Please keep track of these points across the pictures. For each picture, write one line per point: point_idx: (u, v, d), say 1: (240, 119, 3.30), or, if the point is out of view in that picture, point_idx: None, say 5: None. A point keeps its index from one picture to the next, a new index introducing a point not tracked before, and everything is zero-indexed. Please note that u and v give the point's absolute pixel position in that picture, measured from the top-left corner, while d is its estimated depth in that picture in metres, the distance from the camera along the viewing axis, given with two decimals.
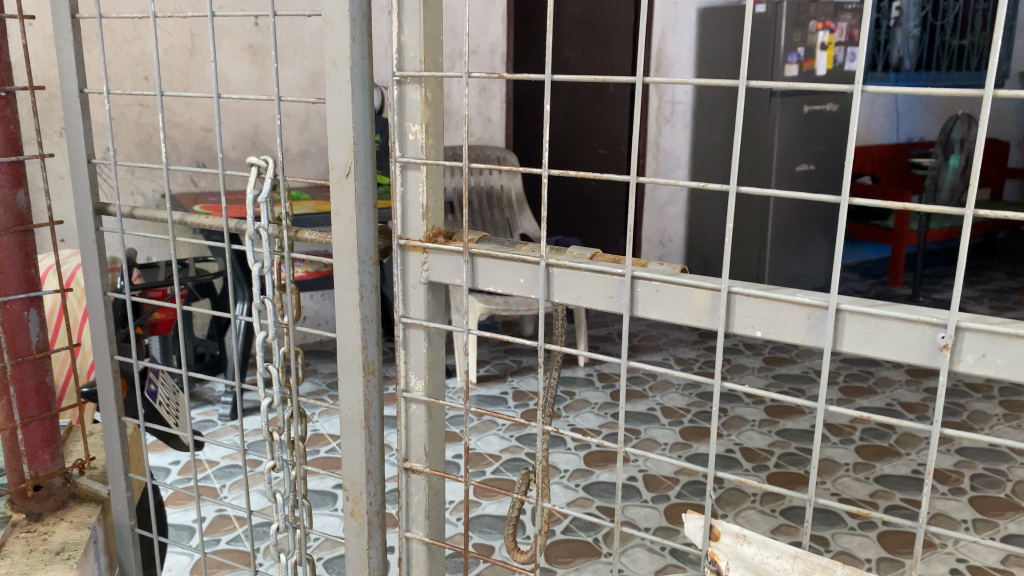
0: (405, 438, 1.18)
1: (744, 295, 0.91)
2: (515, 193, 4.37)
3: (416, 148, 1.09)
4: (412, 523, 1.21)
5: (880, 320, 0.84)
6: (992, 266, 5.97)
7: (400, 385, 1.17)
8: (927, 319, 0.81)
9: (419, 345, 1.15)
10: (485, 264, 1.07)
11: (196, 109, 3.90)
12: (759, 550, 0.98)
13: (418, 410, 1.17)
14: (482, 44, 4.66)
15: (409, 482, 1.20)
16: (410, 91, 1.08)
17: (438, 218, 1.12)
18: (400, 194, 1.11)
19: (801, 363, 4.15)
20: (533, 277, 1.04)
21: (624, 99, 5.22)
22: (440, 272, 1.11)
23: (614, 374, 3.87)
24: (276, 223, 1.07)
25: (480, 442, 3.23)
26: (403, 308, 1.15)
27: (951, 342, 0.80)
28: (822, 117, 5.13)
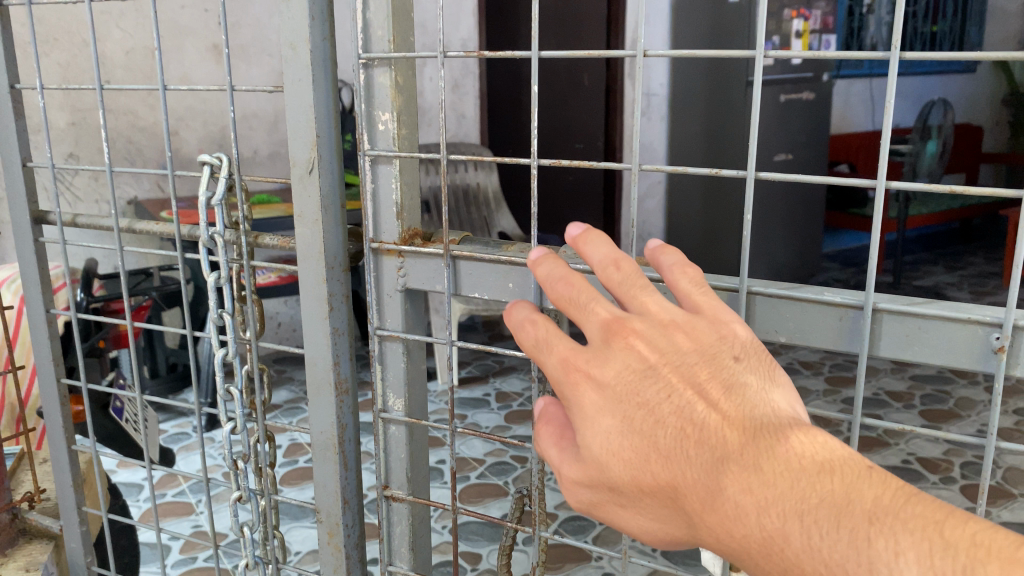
0: (384, 463, 1.10)
1: (765, 295, 0.84)
2: (491, 190, 4.29)
3: (387, 139, 1.00)
4: (396, 557, 1.13)
5: (922, 321, 0.77)
6: (970, 251, 5.98)
7: (378, 404, 1.09)
8: (981, 319, 0.74)
9: (396, 359, 1.07)
10: (470, 269, 0.99)
11: (160, 111, 3.78)
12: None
13: (398, 433, 1.09)
14: (454, 40, 4.57)
15: (391, 511, 1.12)
16: (380, 76, 0.99)
17: (413, 218, 1.04)
18: (370, 191, 1.03)
19: (785, 354, 4.11)
20: (523, 281, 0.96)
21: (600, 94, 5.13)
22: (417, 278, 1.02)
23: None
24: (233, 228, 0.98)
25: (464, 446, 3.15)
26: (378, 319, 1.06)
27: (1007, 344, 0.73)
28: (800, 106, 5.08)
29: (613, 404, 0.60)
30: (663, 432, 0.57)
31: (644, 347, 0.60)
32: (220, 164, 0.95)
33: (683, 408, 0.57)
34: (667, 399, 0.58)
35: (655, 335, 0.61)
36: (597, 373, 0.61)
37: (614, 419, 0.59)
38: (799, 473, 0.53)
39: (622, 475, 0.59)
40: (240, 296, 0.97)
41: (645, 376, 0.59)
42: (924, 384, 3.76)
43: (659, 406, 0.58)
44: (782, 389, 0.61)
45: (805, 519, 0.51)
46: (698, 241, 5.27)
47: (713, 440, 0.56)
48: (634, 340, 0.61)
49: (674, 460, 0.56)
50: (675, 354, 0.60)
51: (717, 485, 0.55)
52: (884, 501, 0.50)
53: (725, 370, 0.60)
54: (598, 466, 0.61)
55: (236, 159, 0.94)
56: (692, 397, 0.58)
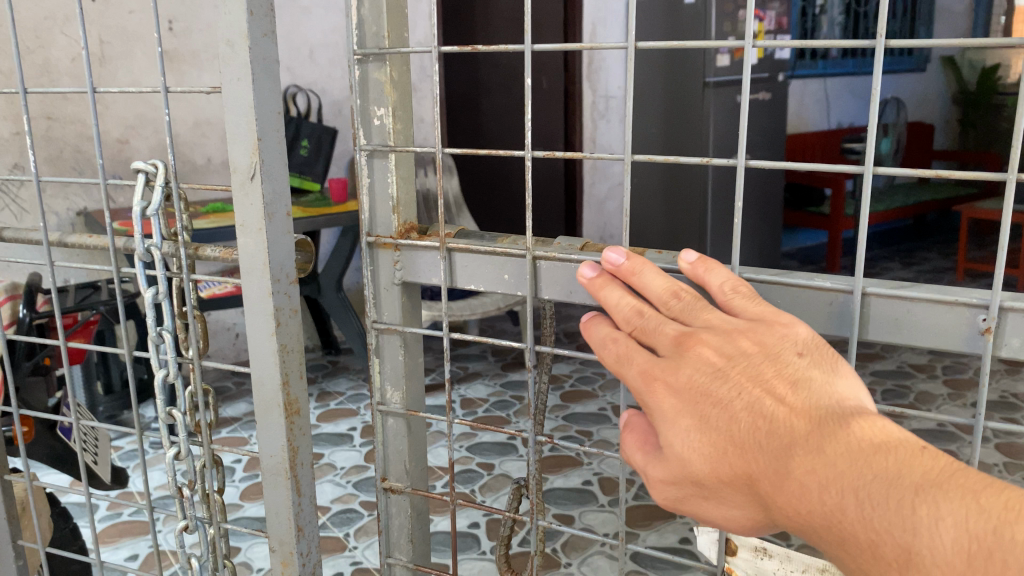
0: (383, 457, 1.18)
1: (755, 281, 0.88)
2: (452, 195, 4.25)
3: (383, 134, 1.07)
4: (394, 549, 1.21)
5: (911, 304, 0.82)
6: (925, 247, 6.08)
7: (376, 398, 1.17)
8: (970, 301, 0.79)
9: (393, 350, 1.14)
10: (463, 260, 1.06)
11: (111, 119, 3.68)
12: (781, 564, 0.97)
13: (395, 425, 1.17)
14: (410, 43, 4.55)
15: (389, 503, 1.19)
16: (374, 72, 1.06)
17: (409, 214, 1.11)
18: (366, 185, 1.08)
19: None
20: (517, 272, 1.03)
21: (558, 96, 5.10)
22: (414, 270, 1.10)
23: (564, 377, 4.03)
24: (172, 240, 0.93)
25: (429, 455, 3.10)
26: (375, 313, 1.13)
27: (994, 326, 0.78)
28: (756, 107, 5.11)
29: (689, 405, 0.65)
30: (738, 426, 0.62)
31: (713, 354, 0.67)
32: (156, 172, 0.91)
33: (752, 404, 0.62)
34: (737, 397, 0.63)
35: (724, 345, 0.67)
36: (672, 380, 0.67)
37: (692, 419, 0.65)
38: (859, 449, 0.56)
39: (703, 469, 0.64)
40: (181, 313, 0.93)
41: (717, 379, 0.65)
42: (884, 378, 3.81)
43: (731, 404, 0.63)
44: (850, 382, 0.64)
45: (860, 492, 0.55)
46: (658, 238, 5.31)
47: (780, 430, 0.60)
48: (703, 349, 0.67)
49: (747, 450, 0.61)
50: (742, 358, 0.66)
51: (786, 469, 0.59)
52: (933, 475, 0.53)
53: (790, 369, 0.64)
54: (680, 463, 0.65)
55: (173, 168, 0.89)
56: (761, 395, 0.62)
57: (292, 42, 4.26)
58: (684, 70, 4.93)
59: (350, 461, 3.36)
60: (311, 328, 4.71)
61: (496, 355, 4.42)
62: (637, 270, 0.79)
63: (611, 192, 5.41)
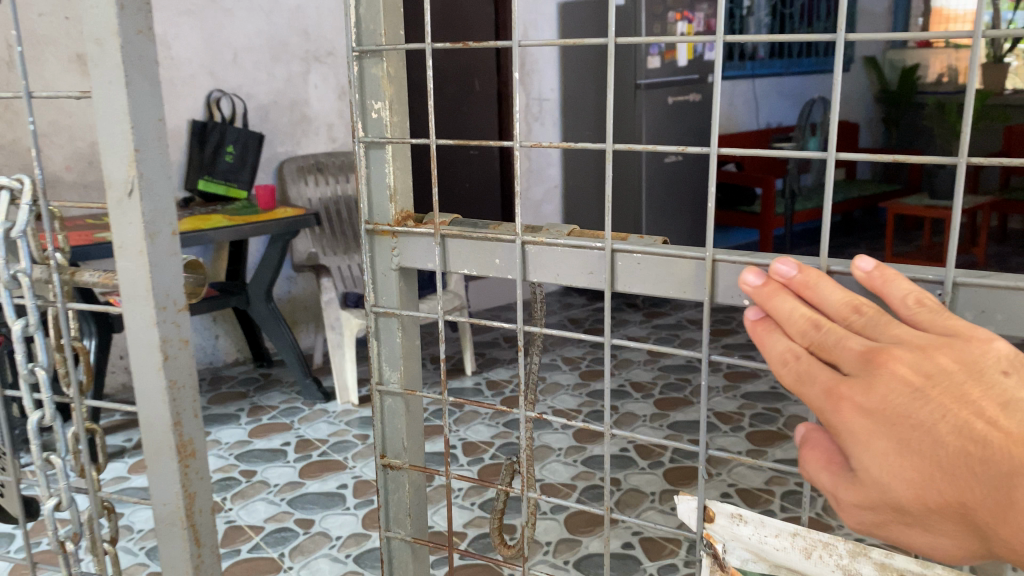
0: (383, 433, 1.27)
1: (725, 261, 0.95)
2: None
3: (379, 126, 1.16)
4: (394, 524, 1.29)
5: (871, 282, 0.85)
6: (853, 243, 6.25)
7: (375, 378, 1.25)
8: (926, 277, 0.83)
9: (391, 334, 1.22)
10: (456, 244, 1.14)
11: (20, 127, 3.49)
12: (755, 530, 0.99)
13: (394, 403, 1.25)
14: (338, 45, 4.60)
15: (388, 477, 1.28)
16: (370, 67, 1.15)
17: (405, 202, 1.20)
18: (365, 175, 1.18)
19: (684, 352, 4.32)
20: (507, 256, 1.11)
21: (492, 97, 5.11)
22: (408, 255, 1.19)
23: (503, 381, 4.06)
24: (44, 262, 1.05)
25: (368, 468, 3.29)
26: (374, 297, 1.22)
27: (948, 301, 0.82)
28: (687, 107, 5.14)
29: (885, 429, 0.66)
30: (944, 452, 0.63)
31: (907, 370, 0.66)
32: (20, 190, 0.98)
33: (961, 427, 0.63)
34: (941, 419, 0.64)
35: (918, 362, 0.66)
36: (862, 401, 0.68)
37: (890, 442, 0.66)
38: None
39: (905, 494, 0.66)
40: (57, 344, 1.05)
41: (915, 400, 0.65)
42: None
43: (934, 428, 0.64)
44: None
45: None
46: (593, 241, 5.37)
47: (997, 462, 0.61)
48: (895, 365, 0.67)
49: (960, 478, 0.63)
50: (942, 376, 0.65)
51: (1007, 502, 0.61)
52: None
53: (998, 388, 0.64)
54: (877, 485, 0.68)
55: (37, 185, 0.97)
56: (968, 417, 0.63)
57: (213, 46, 4.11)
58: (616, 71, 4.96)
59: (284, 478, 3.25)
60: (240, 341, 4.56)
61: (435, 363, 4.40)
62: (810, 284, 0.78)
63: (547, 195, 5.41)
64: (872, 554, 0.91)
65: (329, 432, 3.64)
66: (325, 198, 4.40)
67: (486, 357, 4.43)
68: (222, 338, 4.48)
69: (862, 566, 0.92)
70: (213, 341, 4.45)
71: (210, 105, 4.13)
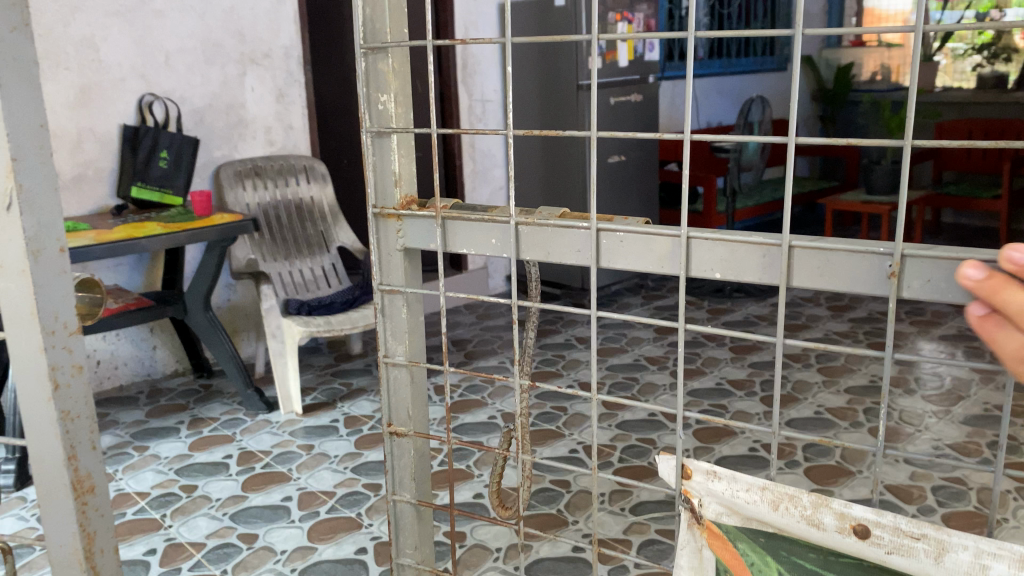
0: (387, 403, 1.44)
1: (701, 239, 1.09)
2: (325, 204, 4.53)
3: (385, 115, 1.33)
4: (400, 487, 1.48)
5: (830, 254, 1.00)
6: None
7: (382, 352, 1.43)
8: (875, 250, 0.97)
9: (398, 309, 1.41)
10: (456, 226, 1.31)
11: None
12: (728, 485, 1.09)
13: (399, 374, 1.43)
14: (274, 47, 4.46)
15: (395, 445, 1.46)
16: (377, 61, 1.31)
17: (409, 187, 1.37)
18: (373, 162, 1.35)
19: (632, 351, 4.35)
20: (502, 237, 1.27)
21: (435, 100, 5.09)
22: (412, 236, 1.36)
23: (451, 386, 4.04)
24: None
25: (312, 480, 3.20)
26: (380, 275, 1.40)
27: (898, 271, 0.95)
28: (629, 108, 5.16)
29: None
30: None
31: None
32: None
33: None
34: None
35: None
36: None
37: None
38: None
39: None
40: None
41: None
42: (762, 371, 4.03)
43: None
44: None
45: None
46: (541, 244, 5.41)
47: None
48: None
49: None
50: None
51: None
52: None
53: None
54: None
55: None
56: None
57: (144, 48, 3.98)
58: (560, 72, 4.97)
59: (226, 492, 3.15)
60: (179, 351, 4.42)
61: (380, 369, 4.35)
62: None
63: (492, 197, 5.41)
64: (833, 505, 1.02)
65: (271, 444, 3.55)
66: (263, 202, 4.31)
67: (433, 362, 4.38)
68: (160, 348, 4.34)
69: (825, 516, 1.02)
70: (150, 351, 4.31)
71: (142, 110, 4.00)
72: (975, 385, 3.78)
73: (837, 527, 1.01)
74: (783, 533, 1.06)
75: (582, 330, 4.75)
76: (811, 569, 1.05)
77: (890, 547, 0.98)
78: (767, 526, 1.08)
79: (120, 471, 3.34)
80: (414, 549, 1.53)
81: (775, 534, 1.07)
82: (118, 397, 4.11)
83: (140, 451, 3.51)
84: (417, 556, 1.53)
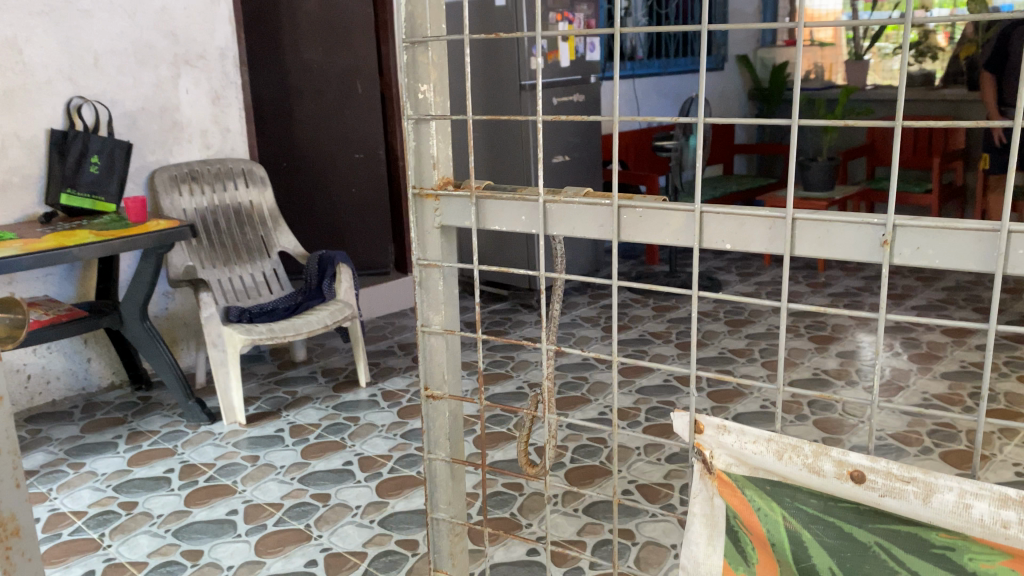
0: (427, 369, 1.49)
1: (713, 213, 1.12)
2: (266, 207, 4.46)
3: (426, 104, 1.37)
4: (435, 447, 1.53)
5: (829, 225, 1.04)
6: None
7: (421, 322, 1.46)
8: (870, 221, 1.01)
9: (435, 282, 1.45)
10: (490, 205, 1.34)
11: None
12: (737, 438, 1.15)
13: (436, 342, 1.47)
14: (209, 48, 4.34)
15: (431, 408, 1.50)
16: (418, 53, 1.35)
17: (446, 169, 1.42)
18: (414, 146, 1.39)
19: (581, 350, 4.34)
20: (531, 213, 1.31)
21: (376, 101, 5.10)
22: (450, 215, 1.41)
23: (399, 392, 3.98)
24: None
25: (258, 492, 3.12)
26: (421, 251, 1.44)
27: (890, 238, 1.00)
28: (571, 108, 5.17)
29: None
30: None
31: None
32: None
33: None
34: None
35: None
36: None
37: None
38: None
39: None
40: None
41: None
42: (709, 366, 4.06)
43: None
44: None
45: None
46: (489, 246, 5.37)
47: None
48: None
49: None
50: None
51: None
52: None
53: None
54: None
55: None
56: None
57: (71, 49, 3.83)
58: (501, 71, 4.93)
59: (168, 508, 3.04)
60: (116, 363, 4.27)
61: (326, 376, 4.26)
62: None
63: None
64: (832, 453, 1.07)
65: (215, 456, 3.45)
66: (202, 207, 4.22)
67: (381, 367, 4.31)
68: (95, 361, 4.18)
69: (825, 463, 1.08)
70: (84, 364, 4.15)
71: (70, 113, 3.85)
72: (913, 374, 3.88)
73: (836, 474, 1.07)
74: (786, 481, 1.12)
75: (531, 330, 4.73)
76: (813, 514, 1.10)
77: (883, 491, 1.04)
78: (772, 475, 1.13)
79: (54, 490, 3.20)
80: (449, 504, 1.57)
81: (781, 482, 1.13)
82: (51, 412, 3.95)
83: (76, 468, 3.37)
84: (451, 511, 1.57)
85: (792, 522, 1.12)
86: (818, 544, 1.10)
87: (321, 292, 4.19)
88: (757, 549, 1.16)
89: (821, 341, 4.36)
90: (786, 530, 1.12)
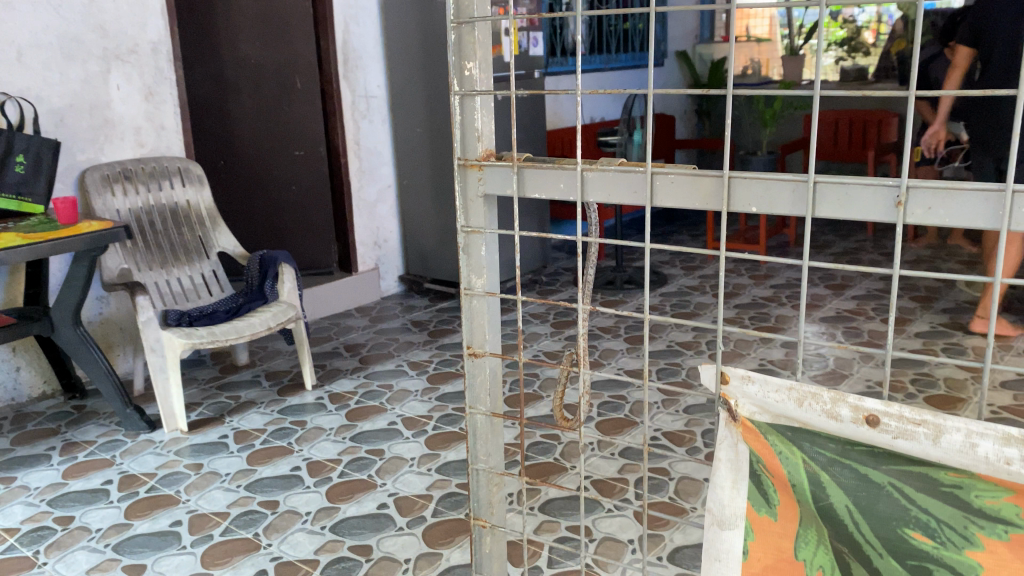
0: (468, 330, 1.44)
1: (738, 180, 1.10)
2: (203, 207, 4.33)
3: (472, 81, 1.32)
4: (477, 401, 1.48)
5: (846, 188, 1.02)
6: (676, 232, 6.67)
7: (463, 286, 1.42)
8: (884, 182, 0.99)
9: (478, 247, 1.40)
10: (532, 175, 1.30)
11: None
12: (761, 387, 1.13)
13: (478, 305, 1.43)
14: (141, 43, 4.18)
15: (474, 366, 1.45)
16: (466, 32, 1.31)
17: (490, 142, 1.37)
18: (460, 121, 1.35)
19: (530, 347, 4.31)
20: (570, 182, 1.27)
21: (316, 97, 4.93)
22: (493, 184, 1.36)
23: (347, 394, 3.89)
24: None
25: (203, 501, 3.01)
26: (465, 219, 1.40)
27: (904, 200, 0.98)
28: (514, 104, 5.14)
29: None
30: None
31: None
32: None
33: None
34: None
35: None
36: None
37: None
38: None
39: None
40: None
41: None
42: (658, 359, 4.08)
43: None
44: None
45: None
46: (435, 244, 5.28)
47: None
48: None
49: None
50: None
51: None
52: None
53: None
54: None
55: None
56: None
57: None
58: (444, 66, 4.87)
59: (108, 521, 2.91)
60: (47, 372, 4.08)
61: (270, 380, 4.14)
62: None
63: (381, 197, 5.29)
64: (849, 399, 1.05)
65: (156, 466, 3.31)
66: (136, 207, 4.06)
67: (327, 369, 4.21)
68: (25, 369, 3.99)
69: (842, 409, 1.06)
70: (14, 373, 3.96)
71: None
72: (857, 363, 3.95)
73: (852, 418, 1.05)
74: (806, 427, 1.10)
75: None
76: (831, 458, 1.08)
77: (895, 433, 1.02)
78: (793, 421, 1.11)
79: None
80: (488, 455, 1.52)
81: (802, 428, 1.11)
82: None
83: (7, 483, 3.20)
84: (490, 462, 1.52)
85: (813, 465, 1.10)
86: (836, 485, 1.08)
87: (263, 293, 4.08)
88: (778, 491, 1.15)
89: (765, 332, 4.41)
90: (808, 472, 1.10)
